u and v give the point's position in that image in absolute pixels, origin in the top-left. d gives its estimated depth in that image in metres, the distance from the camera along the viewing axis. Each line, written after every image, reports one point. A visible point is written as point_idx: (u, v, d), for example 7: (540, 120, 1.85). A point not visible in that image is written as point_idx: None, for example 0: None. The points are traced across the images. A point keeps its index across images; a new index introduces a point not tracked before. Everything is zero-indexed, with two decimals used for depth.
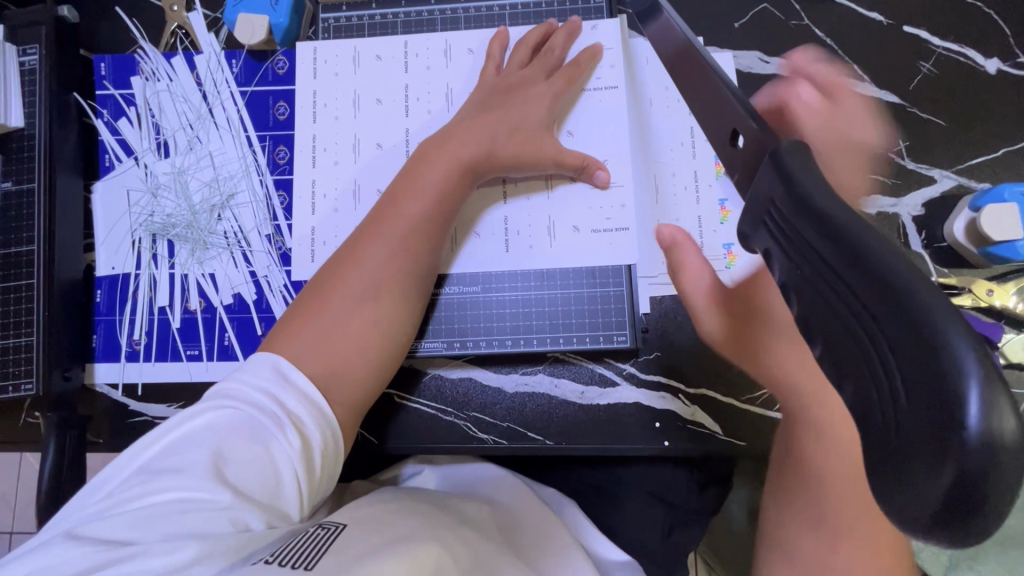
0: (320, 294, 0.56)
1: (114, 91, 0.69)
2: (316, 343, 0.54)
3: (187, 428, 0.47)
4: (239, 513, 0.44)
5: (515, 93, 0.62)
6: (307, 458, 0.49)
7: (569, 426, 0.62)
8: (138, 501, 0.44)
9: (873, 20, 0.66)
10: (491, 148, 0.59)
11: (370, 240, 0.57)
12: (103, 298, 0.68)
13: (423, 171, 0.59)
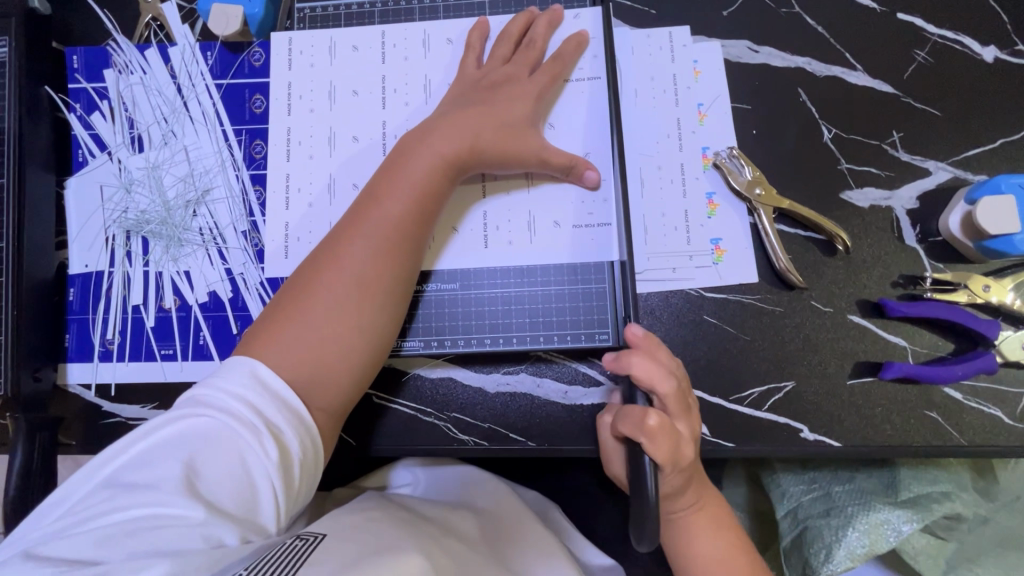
0: (296, 297, 0.54)
1: (86, 85, 0.68)
2: (292, 347, 0.52)
3: (160, 439, 0.46)
4: (212, 528, 0.43)
5: (495, 85, 0.60)
6: (286, 468, 0.47)
7: (552, 427, 0.60)
8: (106, 517, 0.43)
9: (865, 7, 0.64)
10: (469, 142, 0.57)
11: (352, 240, 0.55)
12: (76, 297, 0.66)
13: (405, 168, 0.57)
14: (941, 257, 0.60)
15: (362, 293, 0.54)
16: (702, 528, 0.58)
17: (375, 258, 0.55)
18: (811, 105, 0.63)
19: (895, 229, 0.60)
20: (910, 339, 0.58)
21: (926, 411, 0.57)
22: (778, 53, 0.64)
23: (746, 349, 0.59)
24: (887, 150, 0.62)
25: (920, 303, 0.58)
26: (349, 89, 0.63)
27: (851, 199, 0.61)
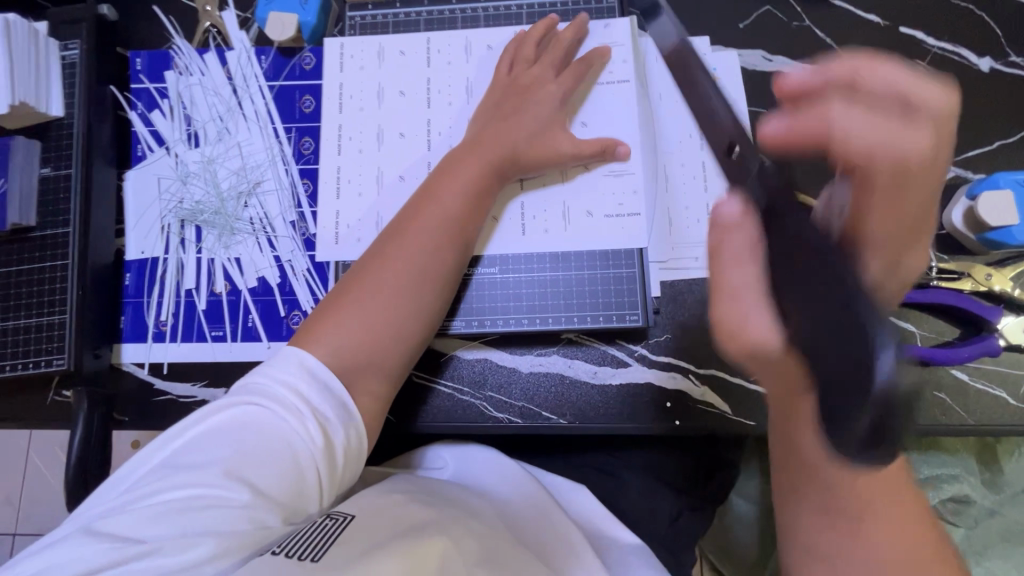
0: (354, 283, 0.56)
1: (148, 85, 0.73)
2: (350, 335, 0.54)
3: (211, 424, 0.48)
4: (258, 512, 0.44)
5: (528, 87, 0.65)
6: (329, 453, 0.49)
7: (584, 406, 0.64)
8: (158, 497, 0.44)
9: (871, 21, 0.70)
10: (510, 144, 0.62)
11: (411, 230, 0.59)
12: (132, 281, 0.70)
13: (462, 167, 0.61)
14: (945, 249, 0.64)
15: (415, 288, 0.57)
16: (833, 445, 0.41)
17: (426, 257, 0.58)
18: None
19: None
20: (917, 324, 0.63)
21: (935, 392, 0.61)
22: (790, 62, 0.69)
23: (946, 129, 0.42)
24: None
25: (927, 290, 0.62)
26: (397, 90, 0.68)
27: None
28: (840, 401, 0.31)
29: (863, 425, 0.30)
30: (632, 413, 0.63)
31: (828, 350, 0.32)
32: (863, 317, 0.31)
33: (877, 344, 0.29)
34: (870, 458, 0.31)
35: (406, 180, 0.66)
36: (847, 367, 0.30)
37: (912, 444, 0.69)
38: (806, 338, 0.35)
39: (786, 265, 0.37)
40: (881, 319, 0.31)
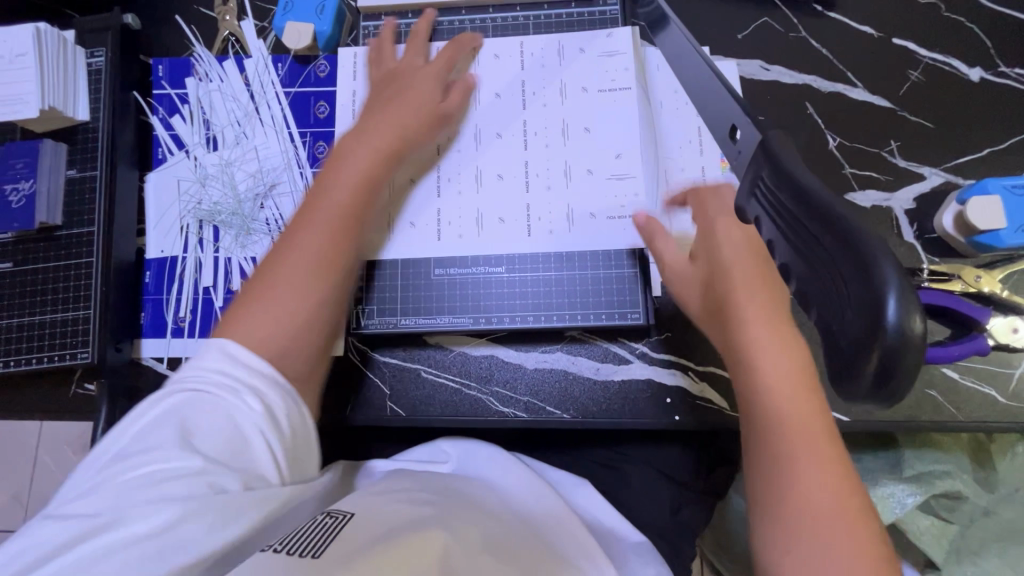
0: (255, 286, 0.54)
1: (170, 91, 0.76)
2: (264, 321, 0.52)
3: (149, 409, 0.46)
4: (214, 476, 0.43)
5: (399, 74, 0.68)
6: (276, 422, 0.47)
7: (586, 401, 0.66)
8: (108, 478, 0.42)
9: (864, 33, 0.73)
10: (402, 129, 0.64)
11: (303, 228, 0.57)
12: (152, 279, 0.73)
13: (342, 163, 0.61)
14: (936, 252, 0.67)
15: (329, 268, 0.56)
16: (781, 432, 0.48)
17: (323, 236, 0.56)
18: (817, 117, 0.71)
19: (895, 226, 0.67)
20: None
21: (926, 390, 0.63)
22: (787, 71, 0.72)
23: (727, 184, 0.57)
24: (887, 157, 0.69)
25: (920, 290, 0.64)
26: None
27: (855, 200, 0.68)
28: (839, 341, 0.27)
29: (870, 369, 0.25)
30: (632, 408, 0.66)
31: (830, 283, 0.27)
32: (869, 247, 0.26)
33: (884, 285, 0.24)
34: (882, 403, 0.26)
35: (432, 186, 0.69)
36: (858, 305, 0.25)
37: (907, 442, 0.71)
38: (808, 269, 0.29)
39: (789, 189, 0.31)
40: (888, 247, 0.25)
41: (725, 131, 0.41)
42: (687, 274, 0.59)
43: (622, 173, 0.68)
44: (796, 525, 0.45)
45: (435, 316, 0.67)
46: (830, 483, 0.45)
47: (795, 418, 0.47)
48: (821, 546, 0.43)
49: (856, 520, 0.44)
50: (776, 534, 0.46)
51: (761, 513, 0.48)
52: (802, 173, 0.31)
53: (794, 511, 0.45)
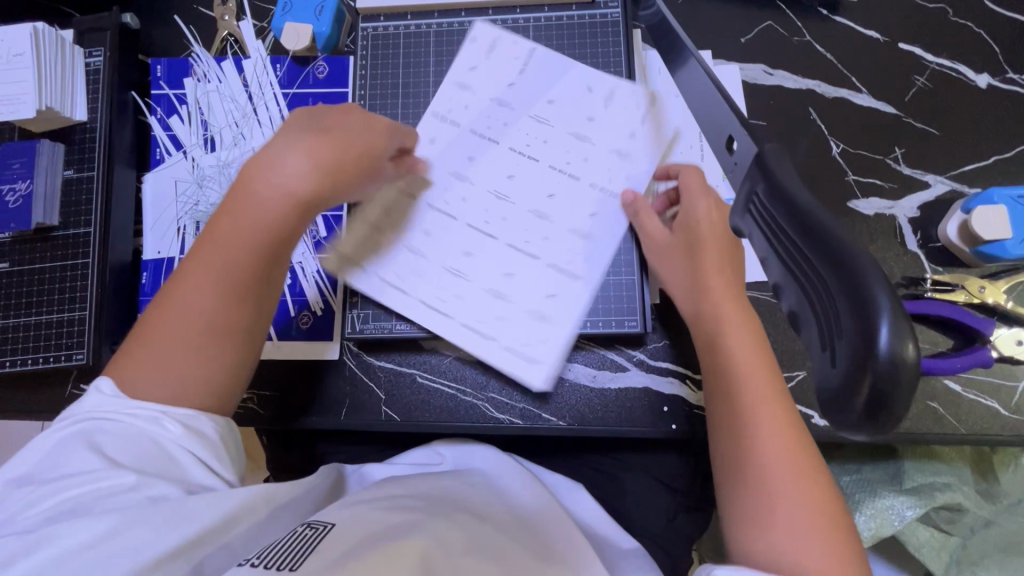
0: (143, 336, 0.51)
1: (168, 91, 0.75)
2: (152, 369, 0.49)
3: (64, 439, 0.47)
4: (147, 486, 0.45)
5: (343, 109, 0.61)
6: (200, 439, 0.49)
7: (582, 407, 0.66)
8: (38, 504, 0.43)
9: (870, 37, 0.71)
10: (332, 172, 0.56)
11: (194, 276, 0.52)
12: (149, 280, 0.72)
13: (248, 204, 0.54)
14: (939, 261, 0.65)
15: (219, 322, 0.52)
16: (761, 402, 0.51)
17: (220, 286, 0.52)
18: (820, 123, 0.70)
19: (898, 235, 0.66)
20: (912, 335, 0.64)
21: (927, 402, 0.62)
22: (790, 76, 0.71)
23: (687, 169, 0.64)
24: (891, 164, 0.68)
25: (922, 301, 0.63)
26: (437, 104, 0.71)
27: (857, 207, 0.67)
28: (829, 371, 0.26)
29: (861, 399, 0.25)
30: (628, 416, 0.65)
31: (820, 303, 0.27)
32: (859, 264, 0.25)
33: (875, 312, 0.24)
34: (870, 434, 0.26)
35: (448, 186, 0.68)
36: (848, 331, 0.25)
37: (907, 452, 0.70)
38: (797, 292, 0.29)
39: (783, 209, 0.30)
40: (880, 274, 0.25)
41: (723, 142, 0.40)
42: (672, 252, 0.61)
43: (624, 152, 0.68)
44: (770, 508, 0.48)
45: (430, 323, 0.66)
46: (796, 462, 0.49)
47: (752, 380, 0.52)
48: (793, 525, 0.47)
49: (805, 473, 0.49)
50: (750, 515, 0.49)
51: (734, 495, 0.51)
52: (804, 195, 0.30)
53: (767, 490, 0.49)
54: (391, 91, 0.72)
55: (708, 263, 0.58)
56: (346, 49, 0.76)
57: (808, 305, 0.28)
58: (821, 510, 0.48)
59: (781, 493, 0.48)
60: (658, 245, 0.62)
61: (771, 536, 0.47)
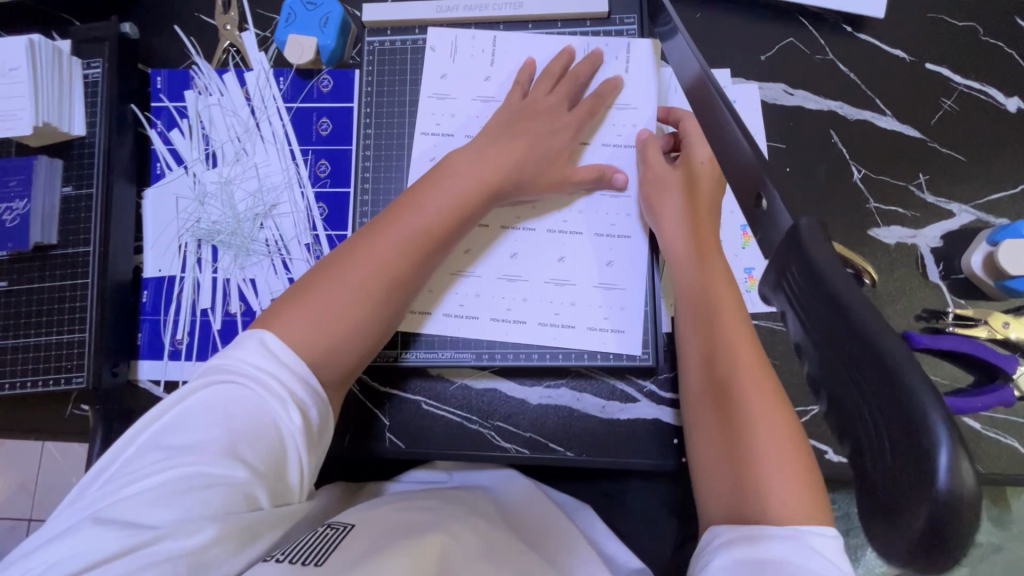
0: (321, 278, 0.55)
1: (168, 104, 0.73)
2: (311, 320, 0.53)
3: (194, 408, 0.48)
4: (251, 489, 0.46)
5: (536, 110, 0.66)
6: (308, 434, 0.50)
7: (591, 439, 0.64)
8: (153, 480, 0.44)
9: (896, 56, 0.69)
10: (509, 170, 0.63)
11: (379, 237, 0.57)
12: (150, 299, 0.71)
13: (437, 185, 0.60)
14: (963, 293, 0.63)
15: (386, 289, 0.56)
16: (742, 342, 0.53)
17: (398, 256, 0.57)
18: (842, 147, 0.67)
19: (920, 265, 0.64)
20: (932, 370, 0.62)
21: None
22: (812, 97, 0.68)
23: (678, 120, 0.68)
24: (914, 191, 0.66)
25: (941, 335, 0.61)
26: (427, 48, 0.70)
27: (878, 236, 0.65)
28: (877, 485, 0.25)
29: (918, 525, 0.23)
30: (638, 448, 0.64)
31: (863, 411, 0.26)
32: (911, 384, 0.24)
33: (936, 441, 0.23)
34: (922, 554, 0.24)
35: (457, 118, 0.70)
36: (901, 452, 0.24)
37: None
38: (836, 390, 0.28)
39: (820, 297, 0.29)
40: (933, 392, 0.24)
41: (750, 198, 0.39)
42: (670, 182, 0.63)
43: (622, 104, 0.69)
44: (739, 411, 0.50)
45: (436, 351, 0.65)
46: (757, 366, 0.51)
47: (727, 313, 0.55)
48: (760, 431, 0.48)
49: (781, 414, 0.48)
50: (716, 424, 0.51)
51: (699, 405, 0.54)
52: (846, 289, 0.28)
53: (735, 397, 0.50)
54: (397, 109, 0.70)
55: (699, 198, 0.62)
56: (351, 61, 0.73)
57: (855, 410, 0.27)
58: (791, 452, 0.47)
59: (749, 393, 0.50)
60: (659, 177, 0.64)
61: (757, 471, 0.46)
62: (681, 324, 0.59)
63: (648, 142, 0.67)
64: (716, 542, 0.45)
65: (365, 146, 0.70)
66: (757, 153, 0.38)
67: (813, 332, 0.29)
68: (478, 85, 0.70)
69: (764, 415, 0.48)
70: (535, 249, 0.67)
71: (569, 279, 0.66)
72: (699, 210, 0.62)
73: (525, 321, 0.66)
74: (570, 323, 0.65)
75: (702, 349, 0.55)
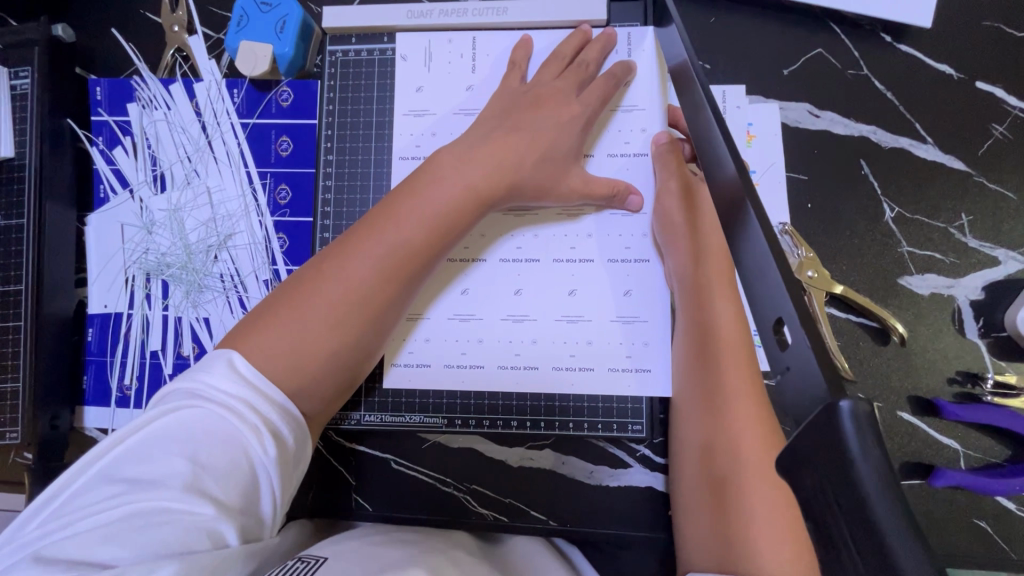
0: (296, 292, 0.46)
1: (109, 118, 0.65)
2: (287, 351, 0.43)
3: (154, 428, 0.38)
4: (218, 525, 0.36)
5: (542, 99, 0.56)
6: (287, 465, 0.41)
7: (577, 508, 0.58)
8: (102, 515, 0.35)
9: (942, 73, 0.59)
10: (511, 173, 0.53)
11: (359, 248, 0.48)
12: (95, 338, 0.64)
13: (419, 194, 0.50)
14: (1003, 354, 0.56)
15: (362, 316, 0.47)
16: (743, 408, 0.48)
17: (378, 276, 0.47)
18: (873, 179, 0.58)
19: (956, 320, 0.56)
20: (965, 442, 0.55)
21: (976, 520, 0.53)
22: (841, 119, 0.59)
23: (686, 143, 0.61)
24: (954, 234, 0.57)
25: (979, 406, 0.53)
26: (397, 56, 0.62)
27: (910, 285, 0.57)
28: None
29: None
30: (629, 518, 0.57)
31: None
32: None
33: None
34: None
35: (438, 135, 0.61)
36: None
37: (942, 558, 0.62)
38: None
39: (857, 522, 0.19)
40: None
41: (766, 320, 0.27)
42: (676, 218, 0.55)
43: (629, 105, 0.60)
44: (738, 504, 0.45)
45: (404, 415, 0.58)
46: (764, 455, 0.45)
47: (731, 375, 0.49)
48: (757, 535, 0.42)
49: (783, 501, 0.43)
50: (711, 516, 0.46)
51: (693, 489, 0.48)
52: (894, 527, 0.19)
53: (734, 489, 0.46)
54: (363, 130, 0.62)
55: (706, 242, 0.54)
56: (315, 69, 0.66)
57: None
58: (791, 545, 0.41)
59: (750, 472, 0.45)
60: (665, 212, 0.56)
61: (755, 562, 0.41)
62: (683, 385, 0.53)
63: (665, 150, 0.58)
64: None
65: (326, 173, 0.62)
66: (756, 203, 0.28)
67: (835, 563, 0.20)
68: (459, 96, 0.61)
69: (763, 502, 0.44)
70: (538, 288, 0.58)
71: (583, 314, 0.57)
72: (707, 253, 0.54)
73: (537, 365, 0.57)
74: (589, 365, 0.57)
75: (701, 423, 0.50)
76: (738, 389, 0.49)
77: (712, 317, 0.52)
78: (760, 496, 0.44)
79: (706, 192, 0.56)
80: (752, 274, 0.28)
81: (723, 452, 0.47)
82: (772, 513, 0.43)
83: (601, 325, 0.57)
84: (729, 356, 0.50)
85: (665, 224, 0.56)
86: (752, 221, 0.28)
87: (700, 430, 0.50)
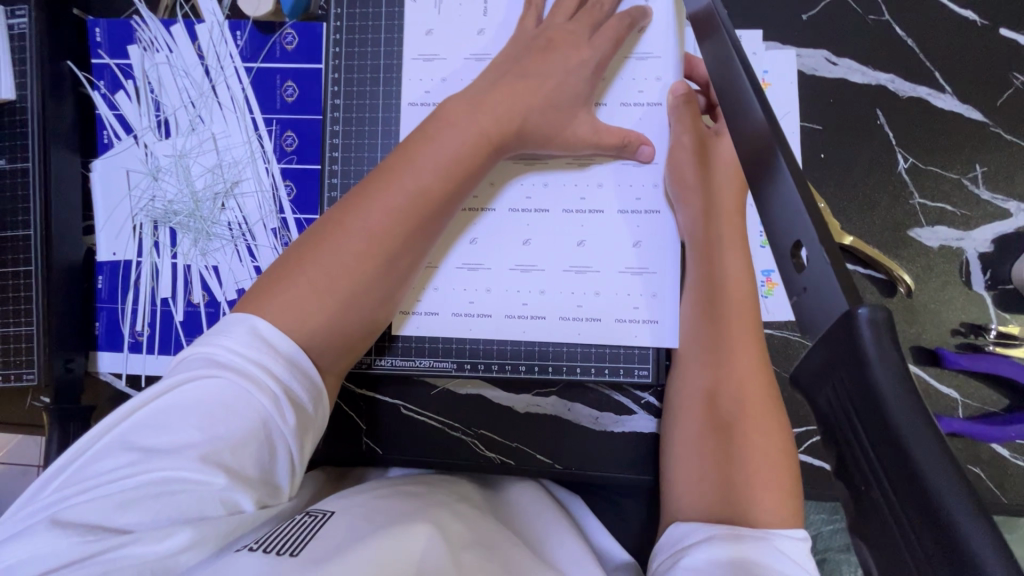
0: (315, 243, 0.46)
1: (110, 61, 0.64)
2: (308, 307, 0.44)
3: (170, 397, 0.39)
4: (232, 493, 0.38)
5: (553, 42, 0.55)
6: (304, 430, 0.42)
7: (581, 452, 0.59)
8: (117, 483, 0.36)
9: (965, 19, 0.57)
10: (518, 116, 0.52)
11: (375, 197, 0.47)
12: (104, 285, 0.65)
13: (431, 146, 0.49)
14: (1007, 306, 0.56)
15: (381, 269, 0.47)
16: (746, 363, 0.50)
17: (392, 230, 0.47)
18: (887, 129, 0.57)
19: (964, 272, 0.56)
20: (963, 392, 0.56)
21: (970, 467, 0.55)
22: (858, 67, 0.58)
23: (709, 93, 0.59)
24: (967, 186, 0.57)
25: (979, 355, 0.54)
26: None
27: (920, 238, 0.57)
28: None
29: None
30: (632, 465, 0.59)
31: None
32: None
33: None
34: None
35: (448, 82, 0.60)
36: None
37: None
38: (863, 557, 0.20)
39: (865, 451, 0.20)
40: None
41: (782, 247, 0.27)
42: (690, 175, 0.55)
43: (643, 53, 0.58)
44: (736, 456, 0.46)
45: (414, 360, 0.59)
46: (763, 412, 0.48)
47: (737, 335, 0.51)
48: (758, 484, 0.44)
49: (779, 456, 0.46)
50: (709, 466, 0.47)
51: (691, 441, 0.50)
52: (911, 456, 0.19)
53: (733, 440, 0.47)
54: (370, 74, 0.61)
55: (718, 203, 0.55)
56: (319, 11, 0.63)
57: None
58: (782, 491, 0.44)
59: (749, 425, 0.47)
60: (678, 168, 0.56)
61: (750, 505, 0.43)
62: (688, 338, 0.54)
63: (682, 102, 0.57)
64: (688, 539, 0.43)
65: (333, 118, 0.61)
66: (786, 152, 0.28)
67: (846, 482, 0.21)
68: (471, 41, 0.60)
69: (761, 453, 0.46)
70: (549, 234, 0.58)
71: (591, 265, 0.57)
72: (719, 212, 0.54)
73: (545, 318, 0.58)
74: (597, 314, 0.57)
75: (705, 379, 0.51)
76: (743, 348, 0.50)
77: (724, 274, 0.53)
78: (759, 448, 0.46)
79: (724, 149, 0.56)
80: (773, 206, 0.28)
81: (728, 408, 0.48)
82: (767, 464, 0.45)
83: (610, 276, 0.57)
84: (737, 314, 0.51)
85: (678, 178, 0.55)
86: (782, 167, 0.28)
87: (704, 383, 0.51)
